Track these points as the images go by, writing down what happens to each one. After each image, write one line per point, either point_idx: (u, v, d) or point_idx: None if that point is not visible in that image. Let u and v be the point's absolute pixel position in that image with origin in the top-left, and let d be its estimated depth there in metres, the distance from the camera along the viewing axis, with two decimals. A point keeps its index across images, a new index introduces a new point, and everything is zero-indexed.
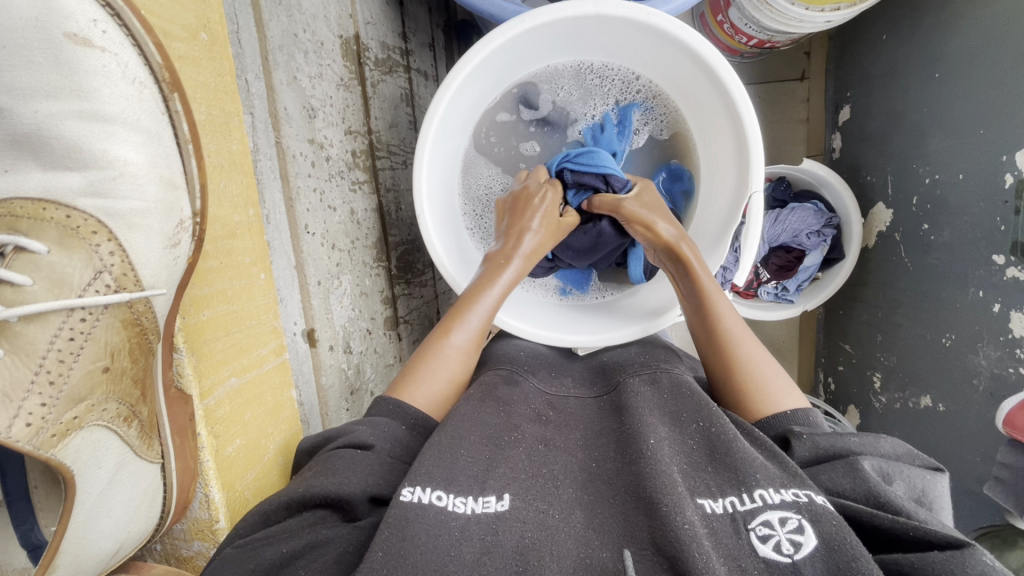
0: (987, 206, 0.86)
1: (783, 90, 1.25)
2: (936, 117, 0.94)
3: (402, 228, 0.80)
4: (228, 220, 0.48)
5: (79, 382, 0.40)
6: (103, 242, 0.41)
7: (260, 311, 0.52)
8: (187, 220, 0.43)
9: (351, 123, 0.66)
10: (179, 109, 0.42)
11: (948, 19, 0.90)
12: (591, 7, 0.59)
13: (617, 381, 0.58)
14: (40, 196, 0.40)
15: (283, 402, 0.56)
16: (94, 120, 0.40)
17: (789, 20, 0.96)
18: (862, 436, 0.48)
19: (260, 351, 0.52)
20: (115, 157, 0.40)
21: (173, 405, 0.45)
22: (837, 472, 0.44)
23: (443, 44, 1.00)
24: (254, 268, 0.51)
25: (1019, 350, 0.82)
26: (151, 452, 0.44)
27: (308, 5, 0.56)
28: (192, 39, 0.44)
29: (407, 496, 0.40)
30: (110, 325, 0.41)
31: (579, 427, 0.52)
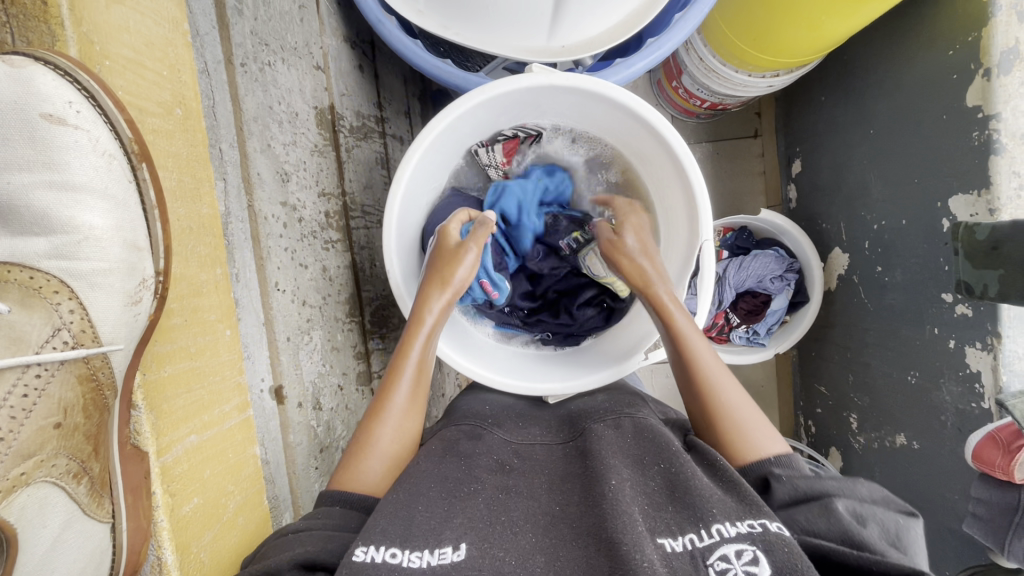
0: (931, 248, 0.91)
1: (739, 146, 1.35)
2: (875, 169, 1.02)
3: (376, 285, 0.85)
4: (193, 279, 0.50)
5: (29, 437, 0.40)
6: (64, 301, 0.43)
7: (224, 367, 0.52)
8: (149, 279, 0.45)
9: (325, 185, 0.70)
10: (147, 177, 0.45)
11: (876, 82, 1.00)
12: (542, 78, 0.64)
13: (582, 428, 0.57)
14: (6, 258, 0.42)
15: (245, 459, 0.55)
16: (63, 189, 0.42)
17: (734, 85, 1.05)
18: (839, 481, 0.49)
19: (223, 408, 0.52)
20: (81, 223, 0.43)
21: (128, 462, 0.45)
22: (812, 514, 0.45)
23: (419, 113, 1.10)
24: (218, 324, 0.52)
25: (978, 385, 0.85)
26: (101, 511, 0.44)
27: (284, 81, 0.62)
28: (166, 115, 0.47)
29: (360, 556, 0.40)
30: (67, 380, 0.43)
31: (547, 472, 0.52)
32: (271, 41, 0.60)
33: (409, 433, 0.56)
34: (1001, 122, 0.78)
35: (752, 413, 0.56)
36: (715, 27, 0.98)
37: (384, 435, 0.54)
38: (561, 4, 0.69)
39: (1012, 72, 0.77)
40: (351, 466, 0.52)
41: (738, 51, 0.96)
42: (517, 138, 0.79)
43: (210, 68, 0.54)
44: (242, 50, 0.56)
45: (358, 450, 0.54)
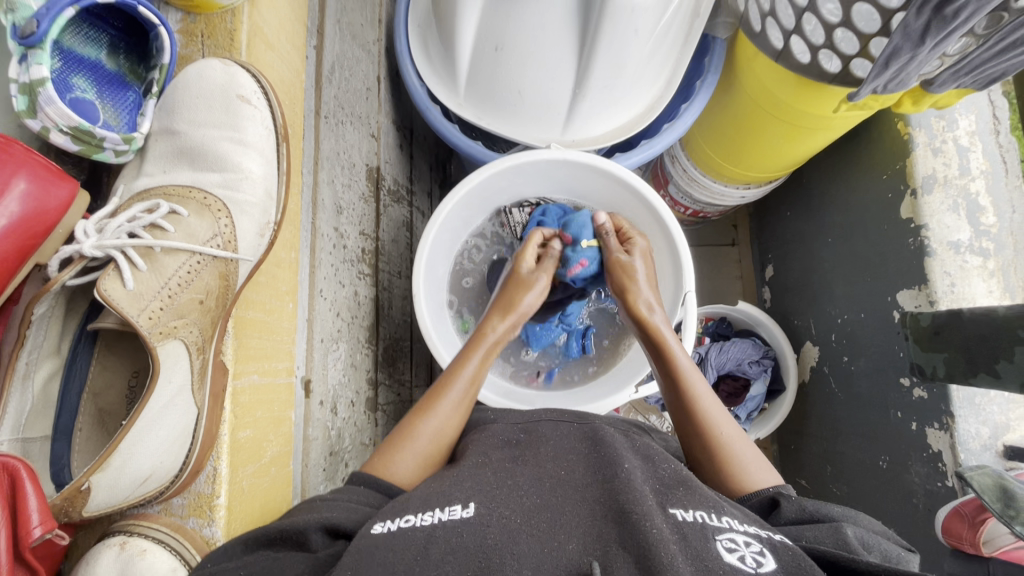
0: (888, 336, 1.03)
1: (718, 252, 1.55)
2: (835, 271, 1.18)
3: (388, 324, 0.94)
4: (278, 254, 0.61)
5: (182, 303, 0.52)
6: (223, 217, 0.57)
7: (285, 332, 0.61)
8: (270, 223, 0.59)
9: (365, 227, 0.82)
10: (285, 153, 0.61)
11: (829, 200, 1.19)
12: (559, 151, 0.81)
13: (591, 425, 0.62)
14: (190, 184, 0.59)
15: (287, 418, 0.60)
16: (238, 143, 0.59)
17: (713, 194, 1.24)
18: (843, 510, 0.55)
19: (278, 365, 0.59)
20: (245, 168, 0.59)
21: (215, 374, 0.52)
22: (821, 531, 0.50)
23: (438, 195, 1.30)
24: (287, 296, 0.62)
25: (940, 463, 0.91)
26: (198, 396, 0.51)
27: (349, 138, 0.76)
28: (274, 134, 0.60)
29: (377, 528, 0.45)
30: (212, 272, 0.55)
31: (549, 446, 0.57)
32: (346, 107, 0.76)
33: (446, 438, 0.62)
34: (930, 231, 0.95)
35: (752, 453, 0.62)
36: (695, 144, 1.19)
37: (428, 436, 0.61)
38: (573, 110, 0.88)
39: (933, 193, 0.95)
40: (383, 457, 0.59)
41: (715, 164, 1.16)
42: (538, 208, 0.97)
43: (306, 114, 0.68)
44: (328, 107, 0.71)
45: (403, 445, 0.60)
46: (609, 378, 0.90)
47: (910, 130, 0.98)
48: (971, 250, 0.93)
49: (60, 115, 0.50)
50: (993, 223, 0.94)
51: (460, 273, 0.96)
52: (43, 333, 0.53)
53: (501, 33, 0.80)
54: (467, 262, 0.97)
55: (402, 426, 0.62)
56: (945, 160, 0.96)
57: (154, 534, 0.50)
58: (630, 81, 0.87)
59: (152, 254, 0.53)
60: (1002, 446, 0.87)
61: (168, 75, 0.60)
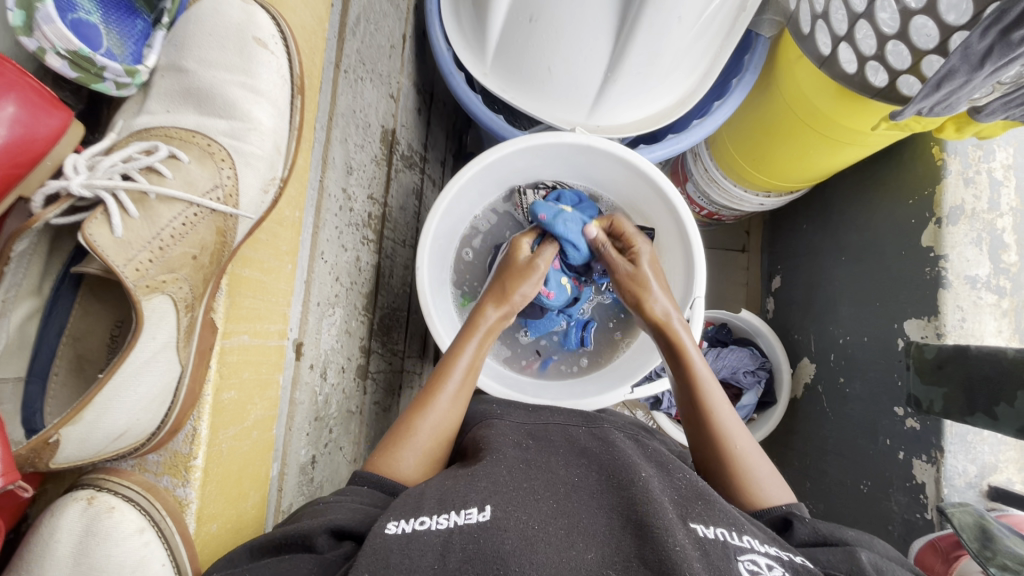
0: (888, 363, 1.02)
1: (727, 256, 1.53)
2: (842, 291, 1.16)
3: (387, 293, 0.93)
4: (281, 211, 0.59)
5: (175, 256, 0.50)
6: (227, 167, 0.54)
7: (281, 294, 0.59)
8: (276, 179, 0.56)
9: (373, 191, 0.80)
10: (298, 105, 0.58)
11: (848, 218, 1.16)
12: (582, 137, 0.78)
13: (602, 432, 0.63)
14: (193, 128, 0.56)
15: (274, 381, 0.58)
16: (249, 89, 0.56)
17: (732, 198, 1.21)
18: (860, 535, 0.56)
19: (270, 326, 0.57)
20: (254, 116, 0.56)
21: (204, 330, 0.51)
22: (836, 557, 0.50)
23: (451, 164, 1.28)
24: (286, 256, 0.60)
25: (922, 496, 0.91)
26: (184, 354, 0.50)
27: (367, 96, 0.73)
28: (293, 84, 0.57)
29: (391, 527, 0.45)
30: (209, 227, 0.53)
31: (561, 452, 0.59)
32: (367, 64, 0.73)
33: (447, 432, 0.65)
34: (948, 262, 0.92)
35: (765, 466, 0.63)
36: (721, 144, 1.15)
37: (431, 430, 0.63)
38: (601, 94, 0.84)
39: (958, 224, 0.93)
40: (389, 453, 0.61)
41: (739, 168, 1.13)
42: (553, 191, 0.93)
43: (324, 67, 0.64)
44: (348, 61, 0.68)
45: (407, 440, 0.62)
46: (605, 373, 0.89)
47: (945, 156, 0.95)
48: (987, 287, 0.91)
49: (59, 37, 0.46)
50: (1013, 262, 0.92)
51: (466, 250, 0.94)
52: (21, 272, 0.51)
53: (537, 3, 0.75)
54: (473, 239, 0.94)
55: (405, 420, 0.64)
56: (976, 191, 0.93)
57: (126, 492, 0.50)
58: (665, 73, 0.84)
59: (147, 201, 0.51)
60: (986, 485, 0.88)
61: (179, 7, 0.57)
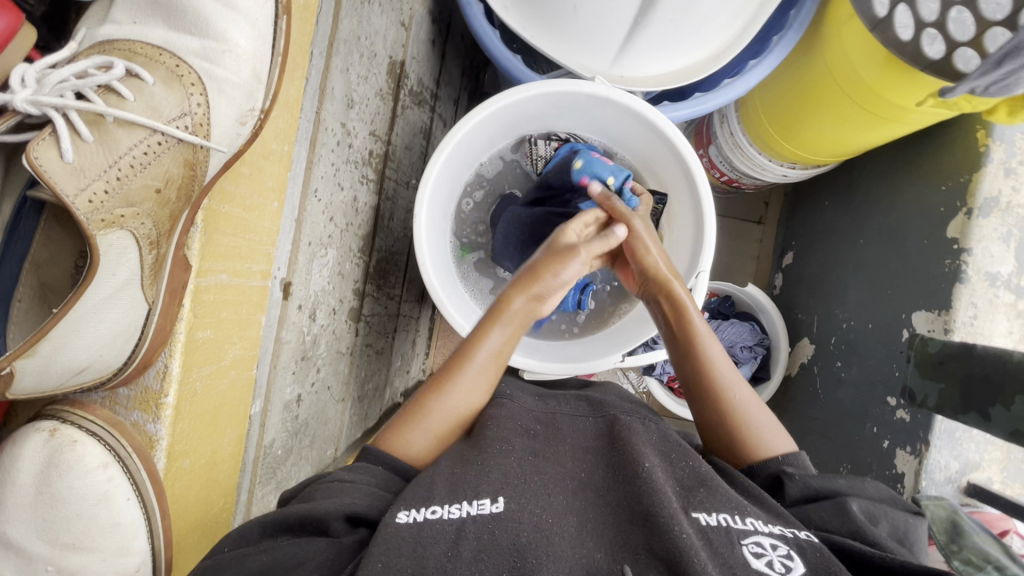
0: (888, 353, 1.00)
1: (741, 228, 1.49)
2: (854, 275, 1.14)
3: (386, 236, 0.91)
4: (266, 144, 0.54)
5: (135, 189, 0.48)
6: (195, 93, 0.50)
7: (264, 233, 0.55)
8: (255, 111, 0.52)
9: (376, 127, 0.76)
10: (283, 27, 0.52)
11: (874, 199, 1.11)
12: (602, 88, 0.73)
13: (611, 416, 0.65)
14: (160, 45, 0.51)
15: (254, 320, 0.56)
16: (225, 3, 0.50)
17: (755, 166, 1.15)
18: (849, 482, 0.60)
19: (252, 266, 0.55)
20: (230, 37, 0.50)
21: (175, 267, 0.49)
22: (828, 512, 0.55)
23: (464, 102, 1.27)
24: (272, 193, 0.56)
25: (899, 485, 0.92)
26: (150, 292, 0.49)
27: (374, 23, 0.68)
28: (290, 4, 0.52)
29: (402, 517, 0.49)
30: (175, 158, 0.49)
31: (566, 441, 0.62)
32: None
33: (467, 409, 0.67)
34: (971, 257, 0.88)
35: (765, 417, 0.65)
36: (751, 107, 1.08)
37: (443, 415, 0.65)
38: (629, 42, 0.78)
39: (989, 218, 0.88)
40: (398, 434, 0.63)
41: (766, 135, 1.07)
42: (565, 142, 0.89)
43: None
44: None
45: (417, 421, 0.64)
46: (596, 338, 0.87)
47: (990, 142, 0.88)
48: (1006, 286, 0.88)
49: None
50: None
51: (470, 196, 0.92)
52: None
53: None
54: (478, 184, 0.92)
55: (416, 402, 0.66)
56: (1014, 183, 0.87)
57: (89, 426, 0.50)
58: (697, 22, 0.77)
59: (103, 124, 0.47)
60: (966, 482, 0.88)
61: None
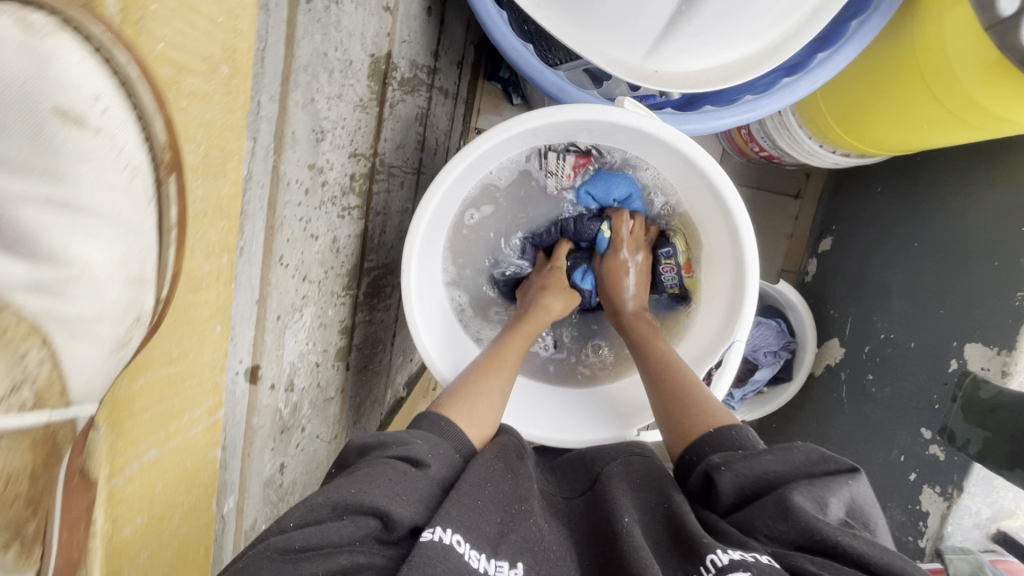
0: (929, 381, 0.91)
1: (777, 202, 1.32)
2: (902, 282, 1.01)
3: (379, 252, 0.80)
4: (195, 271, 0.40)
5: None
6: (34, 349, 0.32)
7: (205, 368, 0.45)
8: (146, 316, 0.37)
9: (358, 145, 0.63)
10: (171, 192, 0.36)
11: (940, 198, 0.96)
12: (632, 118, 0.61)
13: (596, 473, 0.62)
14: None
15: (204, 464, 0.49)
16: (64, 208, 0.32)
17: (804, 151, 0.99)
18: (776, 451, 0.51)
19: (191, 414, 0.45)
20: (78, 254, 0.33)
21: (73, 493, 0.36)
22: (768, 511, 0.48)
23: (468, 61, 1.09)
24: (210, 322, 0.43)
25: (922, 523, 0.87)
26: (30, 564, 0.34)
27: (346, 23, 0.53)
28: (211, 73, 0.37)
29: (429, 536, 0.44)
30: (16, 447, 0.31)
31: (572, 527, 0.56)
32: None
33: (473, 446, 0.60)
34: None
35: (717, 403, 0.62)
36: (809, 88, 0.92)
37: (484, 398, 0.64)
38: (668, 35, 0.63)
39: None
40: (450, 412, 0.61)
41: (824, 123, 0.91)
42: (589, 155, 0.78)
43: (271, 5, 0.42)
44: None
45: (460, 403, 0.62)
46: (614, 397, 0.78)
47: None
48: None
49: None
50: None
51: (474, 236, 0.83)
52: None
53: None
54: (481, 216, 0.82)
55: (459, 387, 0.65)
56: None
57: None
58: (761, 0, 0.60)
59: None
60: (994, 529, 0.82)
61: None
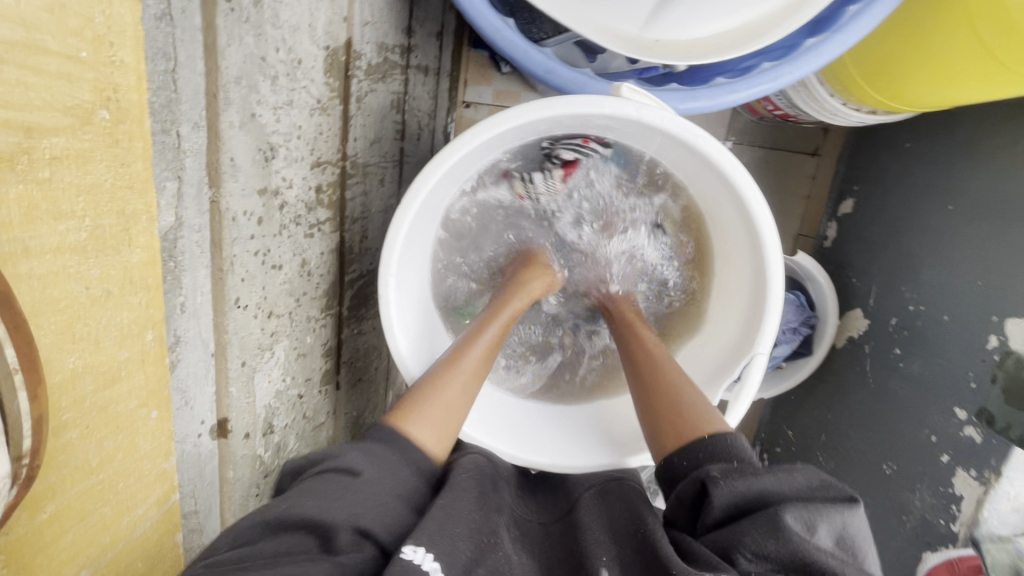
0: (964, 358, 0.85)
1: (791, 161, 1.21)
2: (934, 249, 0.93)
3: (363, 260, 0.74)
4: (106, 364, 0.36)
5: None
6: None
7: (143, 461, 0.41)
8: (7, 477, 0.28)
9: (321, 153, 0.56)
10: None
11: (981, 154, 0.86)
12: (632, 110, 0.52)
13: (572, 501, 0.59)
14: None
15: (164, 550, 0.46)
16: None
17: (825, 111, 0.88)
18: (777, 471, 0.46)
19: (137, 511, 0.42)
20: None
21: None
22: (758, 527, 0.42)
23: (450, 30, 0.98)
24: (140, 410, 0.40)
25: (955, 507, 0.83)
26: None
27: (287, 17, 0.44)
28: (82, 123, 0.31)
29: (407, 553, 0.42)
30: None
31: (547, 558, 0.52)
32: None
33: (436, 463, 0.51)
34: None
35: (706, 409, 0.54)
36: None
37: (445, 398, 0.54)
38: None
39: None
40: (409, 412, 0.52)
41: (848, 78, 0.81)
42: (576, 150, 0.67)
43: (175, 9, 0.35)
44: None
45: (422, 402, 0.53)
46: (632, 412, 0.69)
47: None
48: None
49: None
50: None
51: (462, 245, 0.74)
52: None
53: None
54: (468, 221, 0.72)
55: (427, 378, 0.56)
56: None
57: None
58: None
59: None
60: None
61: None
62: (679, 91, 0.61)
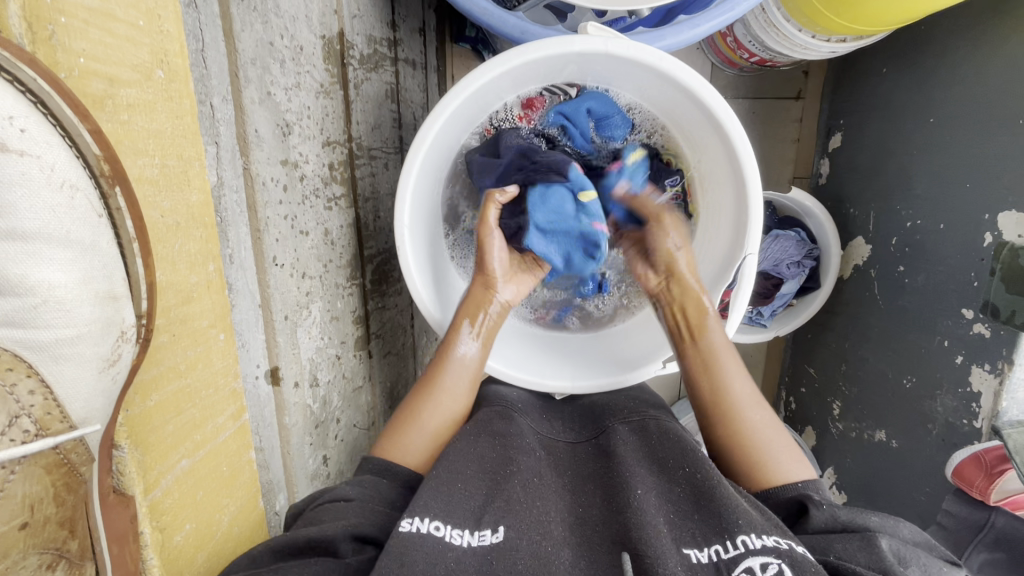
0: (964, 260, 0.87)
1: (777, 107, 1.24)
2: (922, 163, 0.95)
3: (379, 238, 0.79)
4: (183, 284, 0.44)
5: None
6: None
7: (218, 376, 0.50)
8: (130, 329, 0.38)
9: (330, 133, 0.62)
10: None
11: (952, 63, 0.89)
12: (599, 42, 0.58)
13: (605, 427, 0.63)
14: None
15: (240, 467, 0.55)
16: None
17: (794, 46, 0.93)
18: (883, 520, 0.53)
19: (216, 422, 0.50)
20: None
21: (114, 509, 0.40)
22: (853, 545, 0.49)
23: (432, 25, 1.04)
24: (212, 331, 0.48)
25: (975, 405, 0.85)
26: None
27: (286, 6, 0.50)
28: (146, 81, 0.39)
29: (407, 526, 0.46)
30: (31, 476, 0.35)
31: (571, 471, 0.59)
32: None
33: (452, 415, 0.63)
34: None
35: (778, 441, 0.59)
36: None
37: (435, 415, 0.62)
38: None
39: None
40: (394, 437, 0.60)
41: (811, 8, 0.84)
42: (545, 96, 0.73)
43: None
44: None
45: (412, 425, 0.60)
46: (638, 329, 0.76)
47: None
48: None
49: None
50: None
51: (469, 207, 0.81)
52: None
53: None
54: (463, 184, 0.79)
55: (407, 406, 0.63)
56: None
57: None
58: None
59: None
60: None
61: None
62: (645, 34, 0.66)
